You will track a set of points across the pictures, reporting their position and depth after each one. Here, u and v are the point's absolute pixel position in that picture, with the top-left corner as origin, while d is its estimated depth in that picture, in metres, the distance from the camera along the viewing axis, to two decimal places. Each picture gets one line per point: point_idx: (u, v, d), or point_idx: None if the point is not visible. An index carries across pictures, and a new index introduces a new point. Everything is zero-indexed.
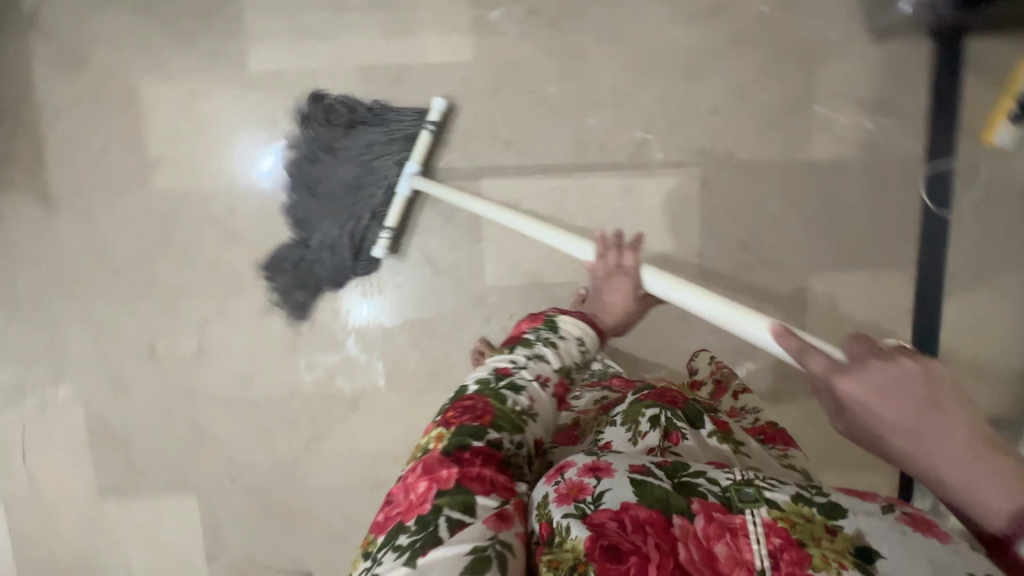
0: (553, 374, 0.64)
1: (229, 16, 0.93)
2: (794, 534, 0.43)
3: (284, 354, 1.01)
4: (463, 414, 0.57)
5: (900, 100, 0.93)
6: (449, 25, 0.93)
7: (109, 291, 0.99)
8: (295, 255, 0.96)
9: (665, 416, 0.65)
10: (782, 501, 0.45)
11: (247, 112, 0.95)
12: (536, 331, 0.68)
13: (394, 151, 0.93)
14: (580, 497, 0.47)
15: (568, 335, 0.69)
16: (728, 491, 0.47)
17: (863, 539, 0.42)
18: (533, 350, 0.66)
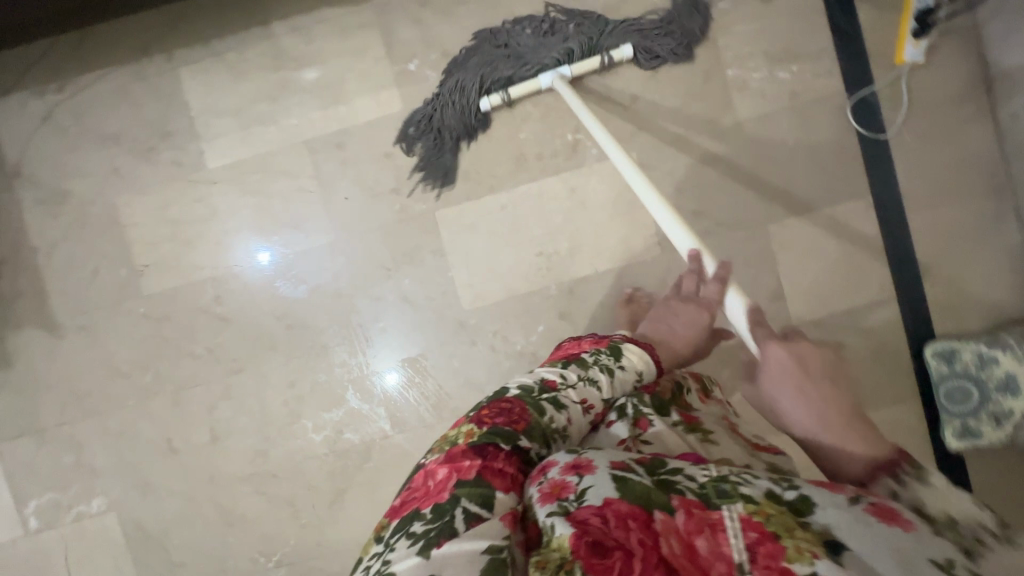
0: (598, 401, 0.63)
1: (183, 126, 1.02)
2: (770, 527, 0.42)
3: (292, 420, 1.05)
4: (498, 415, 0.58)
5: (806, 45, 0.97)
6: (375, 84, 1.01)
7: (122, 398, 1.06)
8: (427, 110, 1.00)
9: (633, 405, 0.63)
10: (757, 495, 0.44)
11: (218, 203, 1.03)
12: (598, 354, 0.68)
13: (566, 41, 0.98)
14: (563, 496, 0.46)
15: (628, 366, 0.67)
16: (705, 486, 0.46)
17: (831, 534, 0.41)
18: (585, 372, 0.65)
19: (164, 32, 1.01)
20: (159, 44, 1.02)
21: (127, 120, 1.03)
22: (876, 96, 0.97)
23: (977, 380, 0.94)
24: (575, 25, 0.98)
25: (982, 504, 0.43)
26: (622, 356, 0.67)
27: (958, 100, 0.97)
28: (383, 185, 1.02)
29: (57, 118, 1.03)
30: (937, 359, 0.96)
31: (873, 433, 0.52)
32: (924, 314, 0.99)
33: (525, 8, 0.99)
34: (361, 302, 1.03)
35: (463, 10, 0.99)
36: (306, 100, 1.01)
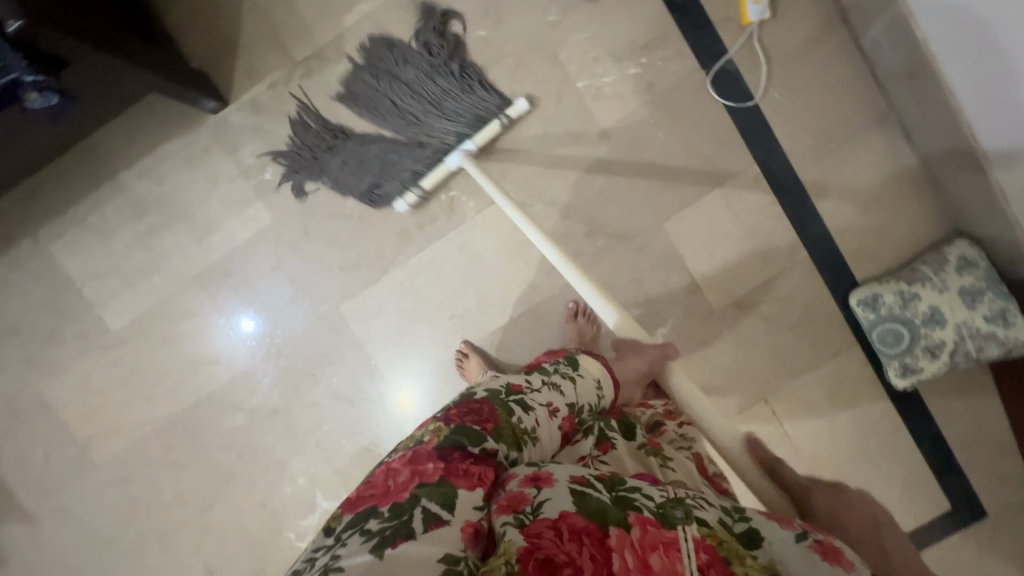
0: (564, 407, 0.63)
1: (74, 299, 1.02)
2: (721, 552, 0.45)
3: (275, 537, 1.07)
4: (465, 415, 0.55)
5: (647, 34, 0.93)
6: (239, 203, 0.99)
7: (112, 562, 1.08)
8: (309, 157, 0.95)
9: (601, 425, 0.65)
10: (708, 520, 0.47)
11: (134, 359, 1.04)
12: (557, 365, 0.70)
13: (469, 116, 0.93)
14: (519, 507, 0.44)
15: (586, 372, 0.71)
16: (661, 505, 0.47)
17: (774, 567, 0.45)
18: (547, 378, 0.66)
19: (22, 216, 1.00)
20: (22, 228, 1.00)
21: (20, 309, 1.02)
22: (733, 63, 0.93)
23: (907, 321, 0.92)
24: (474, 95, 0.93)
25: None
26: (578, 365, 0.70)
27: (815, 42, 0.93)
28: (282, 297, 1.01)
29: None
30: (863, 307, 0.94)
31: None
32: (842, 262, 0.97)
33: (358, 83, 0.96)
34: (299, 411, 1.04)
35: (296, 104, 0.96)
36: (181, 237, 1.00)
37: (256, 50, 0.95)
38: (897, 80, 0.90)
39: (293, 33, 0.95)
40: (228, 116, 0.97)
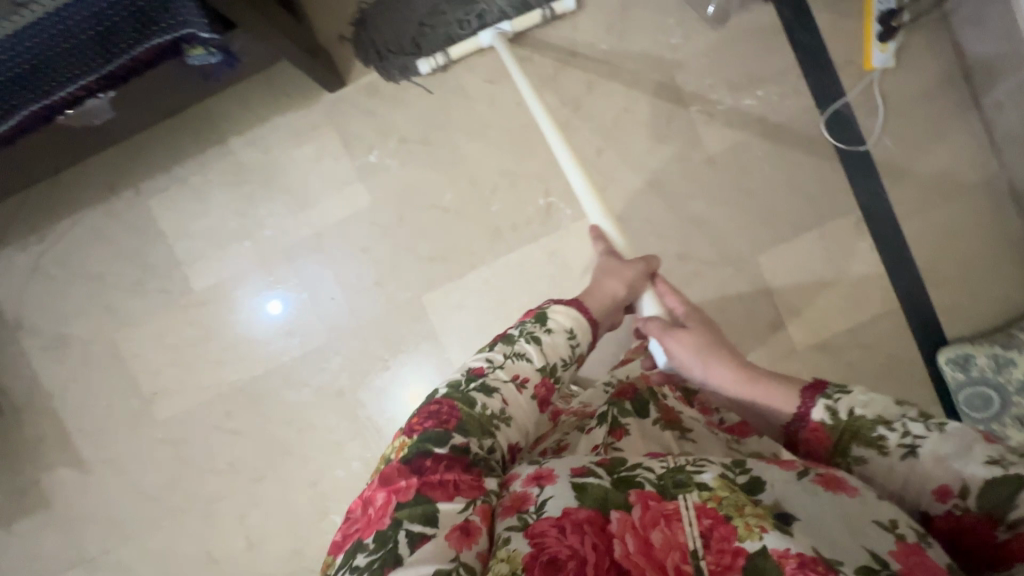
0: (533, 373, 0.60)
1: (163, 254, 1.03)
2: (722, 511, 0.44)
3: (321, 518, 1.06)
4: (426, 420, 0.54)
5: (768, 67, 0.94)
6: (339, 180, 1.00)
7: (157, 521, 1.08)
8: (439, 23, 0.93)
9: (614, 412, 0.63)
10: (710, 481, 0.46)
11: (211, 321, 1.04)
12: (524, 322, 0.63)
13: None
14: (524, 507, 0.47)
15: (557, 327, 0.63)
16: (664, 478, 0.47)
17: (779, 507, 0.44)
18: (513, 348, 0.60)
19: (128, 167, 1.02)
20: (126, 179, 1.02)
21: (109, 256, 1.04)
22: (849, 107, 0.94)
23: (997, 387, 0.89)
24: None
25: (924, 425, 0.47)
26: (547, 319, 0.62)
27: (935, 96, 0.93)
28: (365, 281, 1.02)
29: (46, 268, 1.05)
30: (951, 366, 0.91)
31: (780, 375, 0.56)
32: (934, 318, 0.95)
33: (474, 80, 0.97)
34: (365, 394, 1.04)
35: (411, 94, 0.98)
36: (277, 209, 1.01)
37: None
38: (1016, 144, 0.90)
39: None
40: (343, 98, 0.98)
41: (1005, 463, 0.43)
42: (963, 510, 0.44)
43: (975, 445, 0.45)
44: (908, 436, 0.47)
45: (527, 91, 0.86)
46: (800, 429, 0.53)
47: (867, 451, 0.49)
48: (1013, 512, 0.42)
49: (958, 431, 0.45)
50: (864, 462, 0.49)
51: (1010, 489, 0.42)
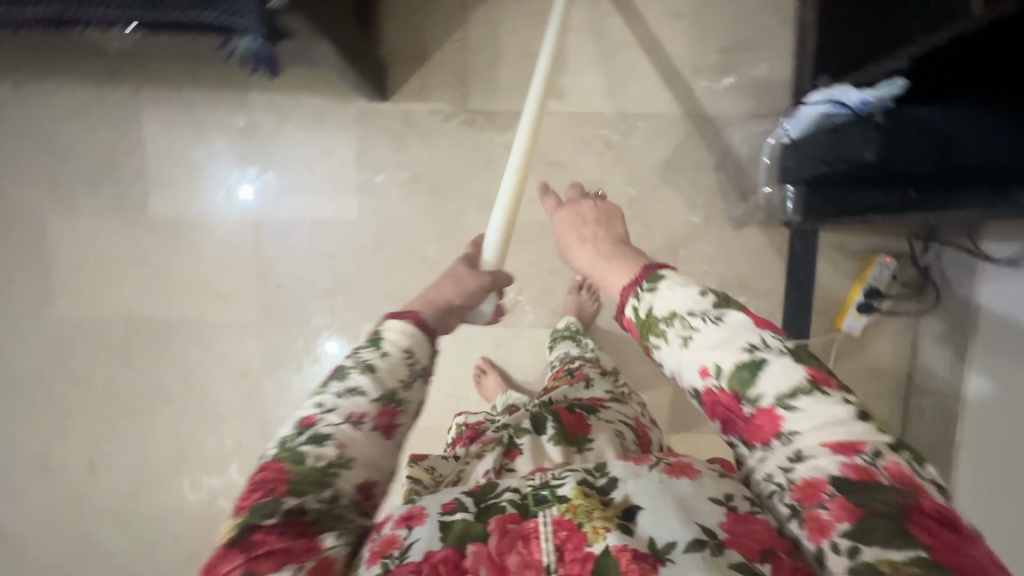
0: (371, 406, 0.46)
1: (134, 166, 0.99)
2: (577, 522, 0.41)
3: (170, 475, 1.04)
4: (253, 491, 0.41)
5: (760, 282, 0.98)
6: (337, 184, 0.98)
7: (7, 404, 1.04)
8: None
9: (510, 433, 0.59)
10: (567, 492, 0.43)
11: (151, 249, 1.01)
12: (358, 348, 0.50)
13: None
14: (387, 552, 0.40)
15: (392, 345, 0.49)
16: (527, 496, 0.44)
17: (627, 501, 0.43)
18: (344, 382, 0.47)
19: (136, 64, 0.96)
20: (128, 75, 0.97)
21: (78, 140, 0.98)
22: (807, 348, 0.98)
23: None
24: None
25: (699, 290, 0.49)
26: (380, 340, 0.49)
27: (880, 377, 0.99)
28: (316, 286, 1.00)
29: (7, 113, 0.98)
30: None
31: (634, 254, 0.55)
32: None
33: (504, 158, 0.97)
34: (267, 385, 1.03)
35: (442, 142, 0.97)
36: (266, 181, 0.99)
37: (439, 75, 0.95)
38: (918, 415, 0.97)
39: (478, 85, 0.95)
40: (377, 112, 0.96)
41: (764, 349, 0.45)
42: (718, 388, 0.46)
43: (741, 334, 0.46)
44: (686, 326, 0.48)
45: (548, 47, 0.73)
46: (620, 315, 0.54)
47: (664, 342, 0.50)
48: (755, 391, 0.44)
49: (733, 325, 0.47)
50: (658, 350, 0.50)
51: (750, 372, 0.44)
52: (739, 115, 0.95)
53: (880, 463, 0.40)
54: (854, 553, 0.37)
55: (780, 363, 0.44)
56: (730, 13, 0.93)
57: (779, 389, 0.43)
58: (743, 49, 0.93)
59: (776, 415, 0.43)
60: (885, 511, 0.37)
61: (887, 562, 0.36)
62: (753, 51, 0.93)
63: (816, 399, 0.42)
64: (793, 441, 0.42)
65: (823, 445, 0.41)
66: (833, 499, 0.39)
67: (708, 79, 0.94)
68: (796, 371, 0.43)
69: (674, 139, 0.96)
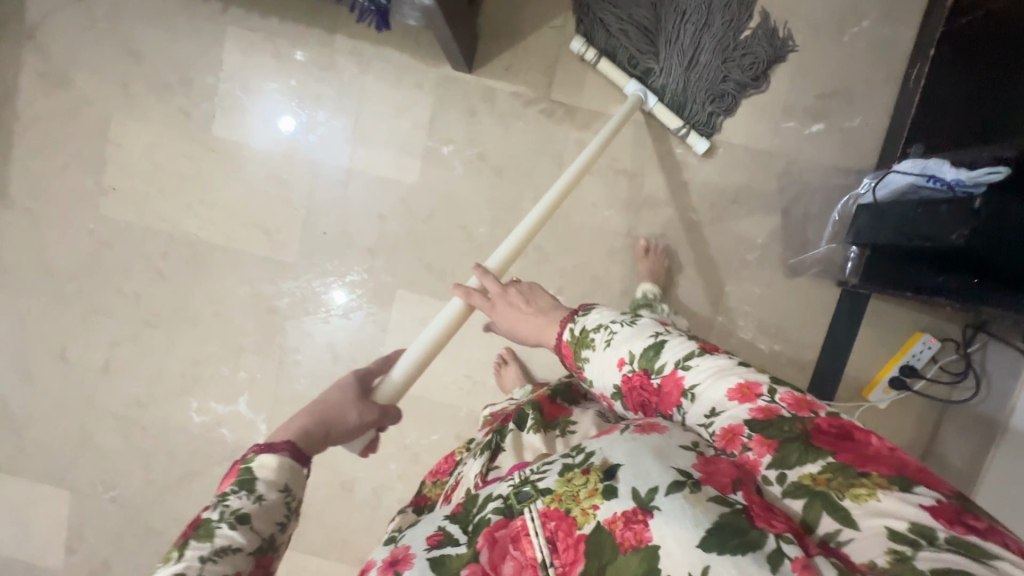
0: (245, 564, 0.44)
1: (205, 82, 0.98)
2: (562, 508, 0.41)
3: (181, 392, 1.05)
4: None
5: (801, 335, 0.96)
6: (403, 146, 0.97)
7: (37, 288, 1.04)
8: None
9: (494, 437, 0.69)
10: (551, 483, 0.43)
11: (206, 169, 1.00)
12: (224, 494, 0.46)
13: (732, 38, 0.90)
14: None
15: (267, 488, 0.46)
16: (509, 498, 0.46)
17: (608, 464, 0.41)
18: (209, 545, 0.43)
19: None
20: None
21: (157, 45, 0.98)
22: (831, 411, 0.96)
23: None
24: (738, 43, 0.90)
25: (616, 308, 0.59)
26: (255, 485, 0.46)
27: None
28: (361, 243, 1.00)
29: (94, 4, 0.97)
30: None
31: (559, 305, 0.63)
32: None
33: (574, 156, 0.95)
34: (292, 327, 1.03)
35: (516, 126, 0.95)
36: (335, 127, 0.98)
37: (528, 59, 0.93)
38: None
39: (566, 77, 0.93)
40: (459, 82, 0.95)
41: (664, 335, 0.54)
42: (632, 371, 0.53)
43: (645, 330, 0.55)
44: (606, 332, 0.57)
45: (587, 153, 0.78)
46: (558, 348, 0.61)
47: (594, 348, 0.57)
48: (659, 362, 0.52)
49: (643, 325, 0.56)
50: (590, 362, 0.57)
51: (653, 351, 0.53)
52: (820, 164, 0.93)
53: (777, 397, 0.45)
54: (783, 479, 0.40)
55: (675, 341, 0.53)
56: (836, 59, 0.91)
57: (675, 356, 0.51)
58: (839, 98, 0.91)
59: (678, 377, 0.50)
60: (796, 435, 0.41)
61: (807, 475, 0.39)
62: (849, 102, 0.91)
63: (705, 359, 0.50)
64: (698, 394, 0.48)
65: (726, 396, 0.47)
66: (752, 439, 0.43)
67: (798, 120, 0.92)
68: (689, 344, 0.52)
69: (747, 174, 0.94)
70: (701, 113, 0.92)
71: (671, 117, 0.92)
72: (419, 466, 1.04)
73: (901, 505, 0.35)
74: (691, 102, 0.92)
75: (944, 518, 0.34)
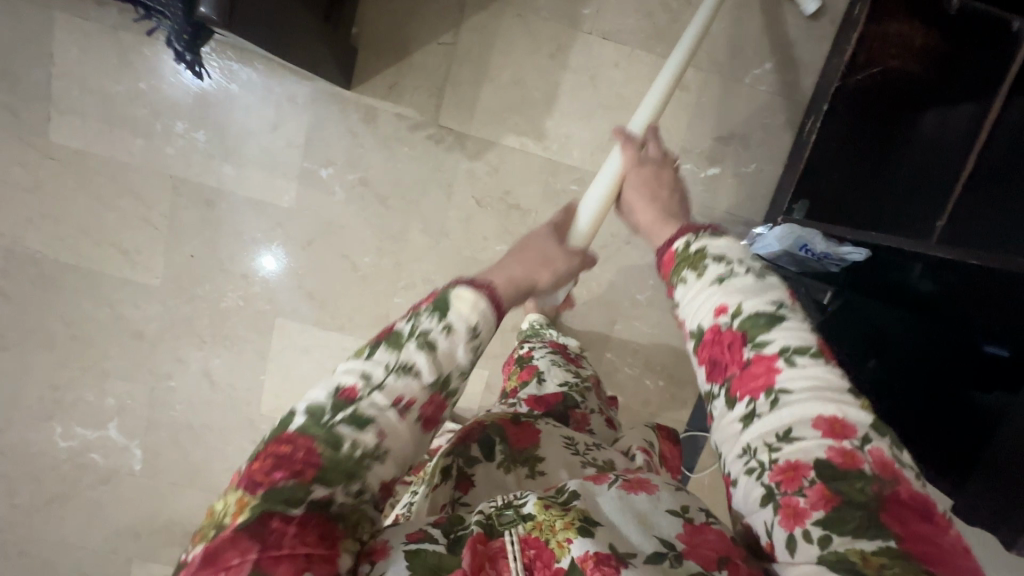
0: (422, 393, 0.37)
1: (37, 79, 0.84)
2: (546, 538, 0.36)
3: (41, 418, 0.98)
4: (274, 465, 0.33)
5: (684, 372, 0.99)
6: (276, 165, 0.88)
7: None
8: None
9: (457, 462, 0.51)
10: (530, 507, 0.38)
11: (47, 179, 0.88)
12: (417, 312, 0.39)
13: None
14: None
15: (458, 322, 0.38)
16: (490, 515, 0.38)
17: (592, 510, 0.38)
18: (398, 355, 0.37)
19: None
20: None
21: None
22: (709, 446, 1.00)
23: None
24: None
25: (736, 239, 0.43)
26: (448, 313, 0.38)
27: None
28: (233, 267, 0.92)
29: None
30: None
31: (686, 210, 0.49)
32: None
33: (465, 187, 0.90)
34: (163, 353, 0.96)
35: (402, 152, 0.88)
36: (195, 140, 0.87)
37: (416, 77, 0.86)
38: None
39: (456, 101, 0.86)
40: (337, 98, 0.86)
41: (791, 309, 0.38)
42: (726, 326, 0.39)
43: (776, 290, 0.39)
44: (727, 266, 0.41)
45: (650, 101, 0.60)
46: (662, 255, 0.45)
47: (696, 275, 0.42)
48: (762, 336, 0.37)
49: (773, 283, 0.40)
50: (684, 289, 0.42)
51: (766, 320, 0.38)
52: (714, 207, 0.91)
53: (866, 448, 0.34)
54: (825, 542, 0.32)
55: (795, 320, 0.38)
56: (737, 101, 0.88)
57: (788, 341, 0.37)
58: (736, 141, 0.89)
59: (775, 365, 0.36)
60: (867, 501, 0.32)
61: (858, 551, 0.31)
62: (747, 147, 0.89)
63: (818, 365, 0.36)
64: (784, 402, 0.35)
65: (811, 423, 0.35)
66: (814, 485, 0.33)
67: (694, 162, 0.90)
68: (809, 334, 0.37)
69: None
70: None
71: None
72: None
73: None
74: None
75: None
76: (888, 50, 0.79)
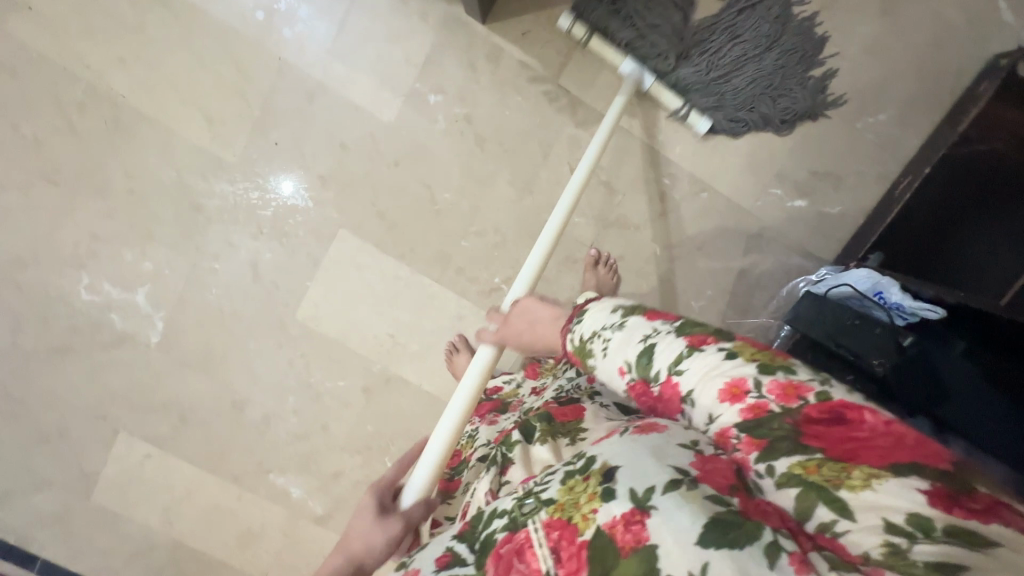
0: None
1: None
2: (566, 515, 0.38)
3: (70, 262, 0.94)
4: None
5: None
6: (387, 79, 0.89)
7: None
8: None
9: (501, 451, 0.58)
10: (554, 493, 0.40)
11: (158, 26, 0.88)
12: None
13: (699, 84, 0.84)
14: None
15: None
16: (513, 512, 0.42)
17: (608, 468, 0.39)
18: None
19: None
20: None
21: None
22: None
23: None
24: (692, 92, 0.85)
25: (609, 307, 0.49)
26: None
27: None
28: (313, 166, 0.91)
29: None
30: None
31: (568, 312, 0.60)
32: None
33: (562, 153, 0.91)
34: (217, 233, 0.94)
35: (514, 100, 0.89)
36: (314, 30, 0.88)
37: (548, 34, 0.88)
38: None
39: (579, 68, 0.89)
40: (468, 31, 0.88)
41: (654, 335, 0.44)
42: (631, 380, 0.44)
43: (637, 332, 0.45)
44: (603, 341, 0.47)
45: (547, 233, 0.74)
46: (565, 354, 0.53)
47: (594, 357, 0.48)
48: (652, 370, 0.42)
49: (637, 324, 0.45)
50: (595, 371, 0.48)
51: (645, 357, 0.43)
52: (789, 238, 0.94)
53: (764, 389, 0.37)
54: (773, 471, 0.35)
55: (665, 339, 0.42)
56: (839, 143, 0.91)
57: (667, 361, 0.41)
58: (828, 180, 0.92)
59: (674, 385, 0.41)
60: (786, 433, 0.35)
61: (797, 464, 0.34)
62: (836, 189, 0.92)
63: (699, 358, 0.40)
64: (695, 403, 0.40)
65: (716, 399, 0.38)
66: (742, 439, 0.37)
67: (783, 190, 0.93)
68: (679, 341, 0.42)
69: (720, 224, 0.94)
70: (807, 108, 0.85)
71: (670, 97, 0.86)
72: (316, 407, 0.98)
73: (900, 494, 0.31)
74: (726, 92, 0.84)
75: (941, 504, 0.30)
76: (999, 134, 0.81)
